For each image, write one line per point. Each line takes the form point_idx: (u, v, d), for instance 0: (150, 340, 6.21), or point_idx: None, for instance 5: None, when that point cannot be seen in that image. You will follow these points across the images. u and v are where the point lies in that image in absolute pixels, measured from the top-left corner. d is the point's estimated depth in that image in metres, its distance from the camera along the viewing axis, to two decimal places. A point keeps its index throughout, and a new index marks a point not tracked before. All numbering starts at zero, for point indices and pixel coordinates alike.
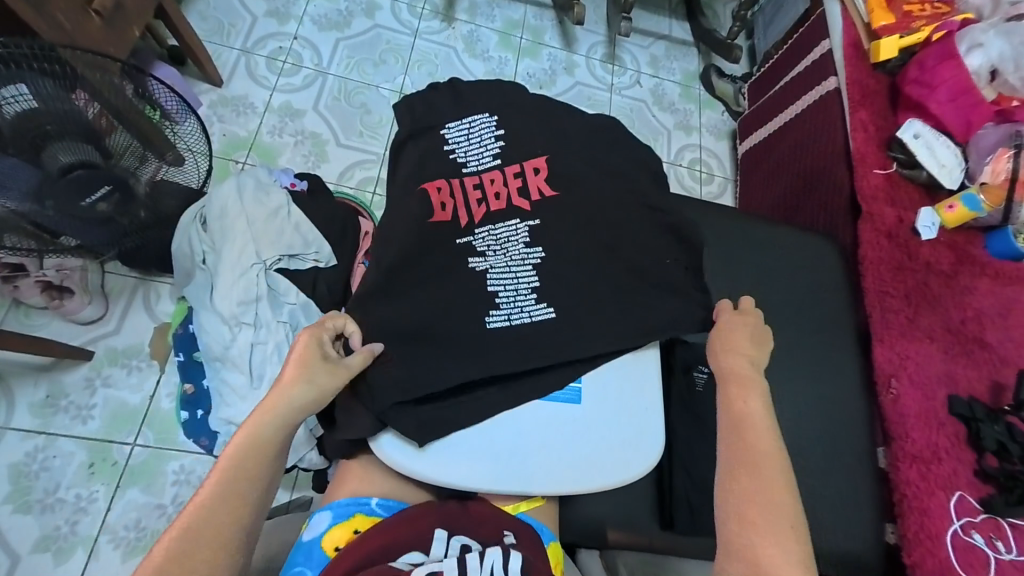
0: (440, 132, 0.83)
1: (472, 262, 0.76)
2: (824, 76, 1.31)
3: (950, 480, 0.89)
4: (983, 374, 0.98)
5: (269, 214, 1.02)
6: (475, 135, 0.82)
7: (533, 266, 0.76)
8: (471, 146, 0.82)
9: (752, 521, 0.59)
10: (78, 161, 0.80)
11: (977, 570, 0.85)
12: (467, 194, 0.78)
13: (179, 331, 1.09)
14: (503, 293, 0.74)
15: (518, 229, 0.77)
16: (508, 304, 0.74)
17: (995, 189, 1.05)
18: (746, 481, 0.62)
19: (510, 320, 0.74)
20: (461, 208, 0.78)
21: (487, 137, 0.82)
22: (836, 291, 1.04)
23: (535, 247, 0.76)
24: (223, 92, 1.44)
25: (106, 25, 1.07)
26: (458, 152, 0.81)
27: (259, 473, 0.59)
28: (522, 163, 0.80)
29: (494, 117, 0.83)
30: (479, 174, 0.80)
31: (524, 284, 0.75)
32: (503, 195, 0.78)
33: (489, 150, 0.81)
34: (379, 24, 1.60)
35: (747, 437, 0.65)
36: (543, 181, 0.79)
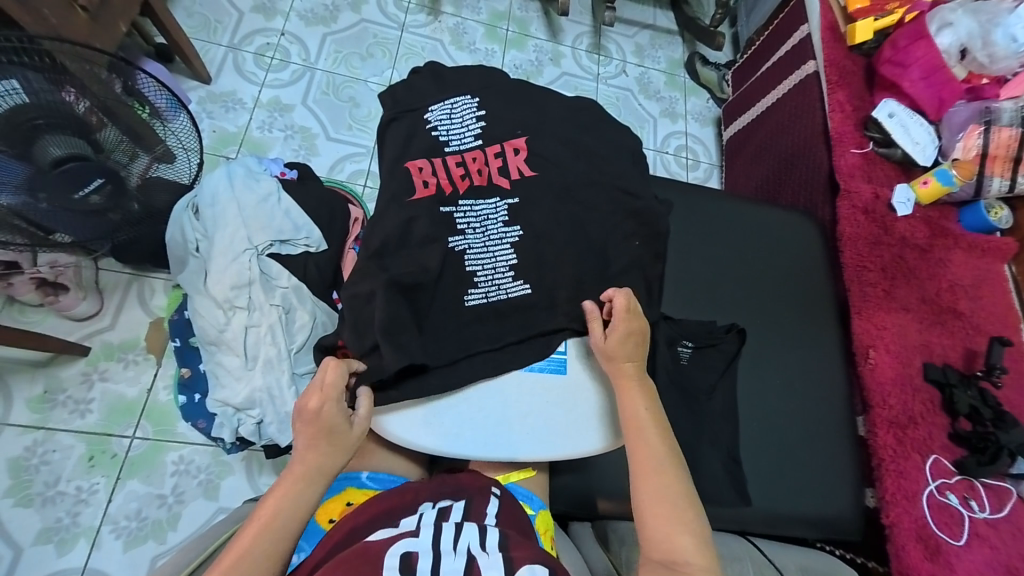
0: (423, 115, 0.85)
1: (451, 242, 0.78)
2: (804, 59, 1.33)
3: (925, 444, 0.93)
4: (956, 342, 1.02)
5: (259, 201, 1.03)
6: (458, 116, 0.84)
7: (511, 244, 0.78)
8: (454, 125, 0.83)
9: (663, 509, 0.64)
10: (69, 154, 0.82)
11: (952, 528, 0.88)
12: (451, 171, 0.80)
13: (173, 318, 1.10)
14: (481, 272, 0.77)
15: (497, 207, 0.79)
16: (486, 282, 0.77)
17: (967, 164, 1.08)
18: (648, 468, 0.66)
19: (488, 297, 0.76)
20: (445, 182, 0.80)
21: (469, 118, 0.84)
22: (815, 266, 1.08)
23: (513, 226, 0.79)
24: (211, 89, 1.45)
25: (93, 20, 1.09)
26: (440, 130, 0.83)
27: (302, 513, 0.62)
28: (503, 143, 0.82)
29: (475, 99, 0.85)
30: (461, 153, 0.82)
31: (501, 262, 0.77)
32: (485, 172, 0.81)
33: (471, 130, 0.83)
34: (366, 19, 1.61)
35: (646, 455, 0.67)
36: (522, 161, 0.82)
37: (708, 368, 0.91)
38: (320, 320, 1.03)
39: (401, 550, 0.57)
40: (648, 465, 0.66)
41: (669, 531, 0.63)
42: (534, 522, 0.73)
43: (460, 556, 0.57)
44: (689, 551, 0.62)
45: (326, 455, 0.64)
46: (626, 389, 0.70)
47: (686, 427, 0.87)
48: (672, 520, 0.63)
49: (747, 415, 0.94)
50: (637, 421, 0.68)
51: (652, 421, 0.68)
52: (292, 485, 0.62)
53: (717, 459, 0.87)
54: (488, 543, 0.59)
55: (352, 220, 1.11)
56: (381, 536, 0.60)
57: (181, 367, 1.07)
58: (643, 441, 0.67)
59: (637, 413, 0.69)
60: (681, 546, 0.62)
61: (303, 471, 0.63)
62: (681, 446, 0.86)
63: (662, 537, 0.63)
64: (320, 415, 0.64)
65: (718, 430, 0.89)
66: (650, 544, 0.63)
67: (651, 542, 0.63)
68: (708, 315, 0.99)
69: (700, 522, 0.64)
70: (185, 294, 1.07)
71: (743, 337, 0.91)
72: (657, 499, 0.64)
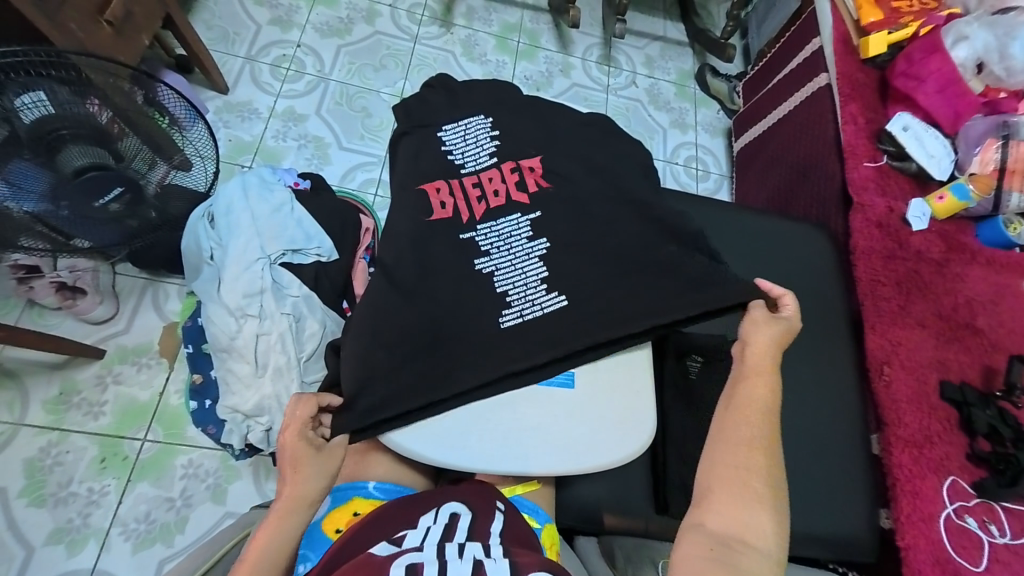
0: (439, 135, 0.87)
1: (480, 264, 0.79)
2: (814, 72, 1.33)
3: (942, 464, 0.91)
4: (974, 359, 1.00)
5: (273, 210, 1.05)
6: (472, 137, 0.86)
7: (540, 258, 0.79)
8: (469, 147, 0.86)
9: (742, 483, 0.62)
10: (91, 164, 0.85)
11: (971, 552, 0.86)
12: (467, 192, 0.83)
13: (186, 324, 1.10)
14: (513, 292, 0.78)
15: (519, 224, 0.81)
16: (519, 301, 0.77)
17: (984, 179, 1.07)
18: (741, 437, 0.65)
19: (523, 316, 0.77)
20: (462, 205, 0.82)
21: (483, 138, 0.86)
22: (827, 280, 1.06)
23: (538, 240, 0.80)
24: (228, 98, 1.49)
25: (117, 34, 1.13)
26: (456, 154, 0.86)
27: (287, 544, 0.62)
28: (518, 161, 0.84)
29: (488, 118, 0.87)
30: (477, 173, 0.84)
31: (533, 276, 0.78)
32: (501, 191, 0.82)
33: (486, 150, 0.86)
34: (379, 31, 1.64)
35: (748, 427, 0.66)
36: (540, 176, 0.83)
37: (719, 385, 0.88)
38: (330, 328, 1.04)
39: (405, 563, 0.56)
40: (741, 435, 0.66)
41: (745, 504, 0.61)
42: (540, 536, 0.72)
43: (466, 560, 0.57)
44: (757, 533, 0.60)
45: (305, 482, 0.65)
46: (753, 372, 0.70)
47: (694, 442, 0.85)
48: (744, 497, 0.61)
49: None
50: (755, 393, 0.69)
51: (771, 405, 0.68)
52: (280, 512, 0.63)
53: None
54: (493, 552, 0.60)
55: (364, 230, 1.13)
56: (383, 552, 0.59)
57: (194, 373, 1.08)
58: (750, 415, 0.67)
59: (756, 391, 0.69)
60: (751, 521, 0.60)
61: (284, 502, 0.64)
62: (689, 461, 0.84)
63: (723, 508, 0.61)
64: (288, 450, 0.66)
65: None
66: (708, 510, 0.61)
67: (713, 510, 0.61)
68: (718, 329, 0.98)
69: (780, 510, 0.61)
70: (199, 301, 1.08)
71: None
72: (737, 478, 0.62)
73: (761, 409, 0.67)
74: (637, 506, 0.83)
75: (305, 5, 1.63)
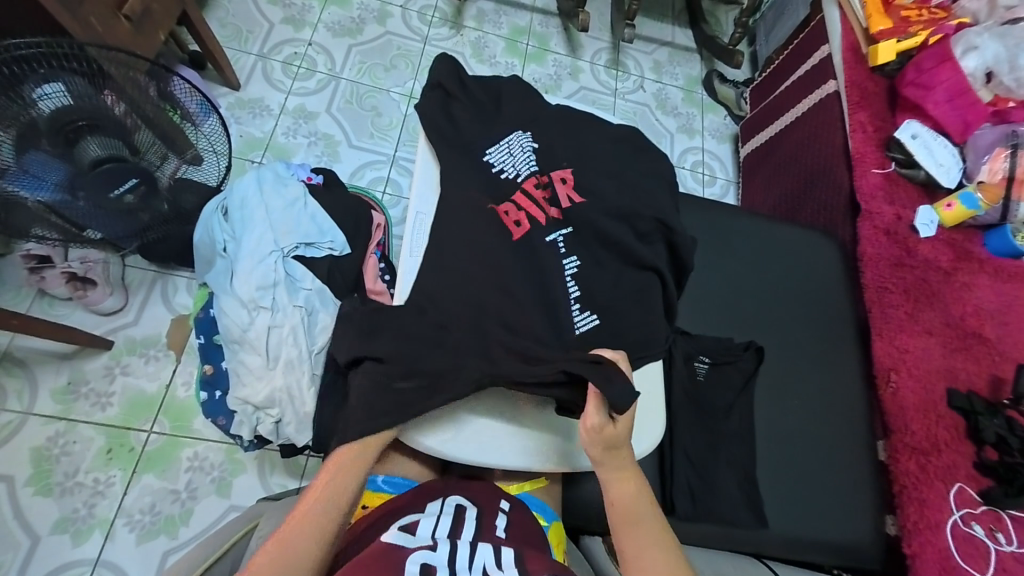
0: (481, 157, 0.81)
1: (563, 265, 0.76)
2: (824, 79, 1.34)
3: (949, 472, 0.90)
4: (982, 368, 1.00)
5: (286, 205, 1.06)
6: (516, 150, 0.82)
7: (572, 275, 0.76)
8: (514, 162, 0.81)
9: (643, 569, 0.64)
10: (108, 155, 0.87)
11: (977, 561, 0.85)
12: (533, 198, 0.78)
13: (201, 314, 1.10)
14: (565, 306, 0.74)
15: (553, 240, 0.77)
16: (565, 317, 0.74)
17: (993, 187, 1.08)
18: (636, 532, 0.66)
19: (579, 327, 0.74)
20: (535, 212, 0.78)
21: (525, 152, 0.81)
22: (835, 286, 1.07)
23: (571, 257, 0.77)
24: (240, 95, 1.50)
25: (135, 28, 1.14)
26: (506, 170, 0.80)
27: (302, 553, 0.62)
28: (549, 174, 0.80)
29: (527, 133, 0.83)
30: (526, 185, 0.79)
31: (567, 296, 0.75)
32: (540, 207, 0.78)
33: (528, 163, 0.80)
34: (390, 32, 1.66)
35: (638, 525, 0.66)
36: (573, 188, 0.79)
37: (725, 386, 0.89)
38: None
39: (418, 559, 0.57)
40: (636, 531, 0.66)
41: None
42: (548, 534, 0.73)
43: (475, 569, 0.57)
44: None
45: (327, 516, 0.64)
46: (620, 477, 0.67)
47: (701, 444, 0.85)
48: None
49: (765, 434, 0.92)
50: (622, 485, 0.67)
51: (638, 496, 0.67)
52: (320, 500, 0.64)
53: (734, 478, 0.85)
54: (504, 560, 0.59)
55: (375, 226, 1.14)
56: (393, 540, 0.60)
57: (206, 364, 1.08)
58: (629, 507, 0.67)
59: (623, 487, 0.68)
60: None
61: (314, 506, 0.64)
62: (697, 463, 0.84)
63: None
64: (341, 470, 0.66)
65: (734, 449, 0.87)
66: None
67: None
68: (723, 332, 0.98)
69: None
70: (211, 293, 1.07)
71: (761, 355, 0.91)
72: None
73: (645, 501, 0.68)
74: None
75: (318, 5, 1.65)
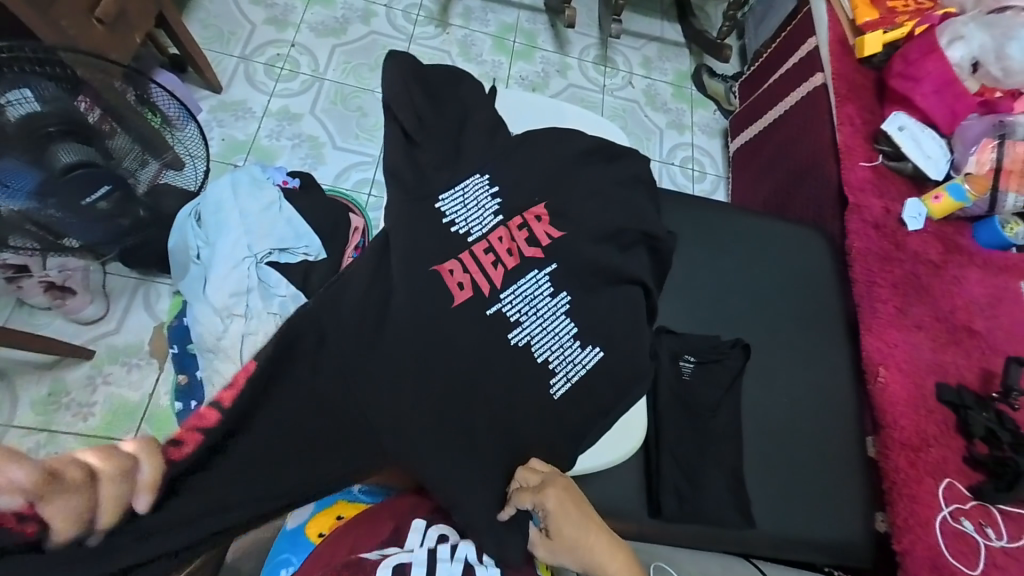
0: (434, 205, 0.71)
1: (512, 337, 0.70)
2: (811, 72, 1.33)
3: (939, 467, 0.90)
4: (973, 362, 0.99)
5: (262, 209, 1.04)
6: (471, 200, 0.74)
7: (565, 314, 0.74)
8: (472, 213, 0.73)
9: None
10: (79, 161, 0.84)
11: (968, 558, 0.84)
12: (481, 261, 0.71)
13: (173, 322, 1.07)
14: (553, 358, 0.71)
15: (539, 281, 0.73)
16: (562, 363, 0.71)
17: (980, 179, 1.06)
18: None
19: (568, 379, 0.71)
20: (480, 278, 0.70)
21: (485, 201, 0.74)
22: (824, 281, 1.05)
23: (560, 293, 0.74)
24: (222, 97, 1.48)
25: (109, 31, 1.12)
26: (459, 223, 0.72)
27: None
28: (522, 214, 0.75)
29: (486, 176, 0.75)
30: (486, 237, 0.73)
31: (563, 334, 0.73)
32: (514, 251, 0.73)
33: (489, 210, 0.74)
34: (375, 31, 1.63)
35: None
36: (549, 224, 0.76)
37: (712, 385, 0.88)
38: None
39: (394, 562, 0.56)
40: None
41: None
42: None
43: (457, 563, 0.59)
44: None
45: None
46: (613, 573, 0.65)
47: (688, 445, 0.84)
48: None
49: (753, 433, 0.91)
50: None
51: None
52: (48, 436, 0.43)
53: (721, 479, 0.84)
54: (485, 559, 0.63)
55: (354, 229, 1.11)
56: (375, 551, 0.58)
57: (180, 373, 1.06)
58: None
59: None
60: None
61: None
62: (683, 463, 0.83)
63: None
64: None
65: (721, 449, 0.85)
66: None
67: None
68: (711, 331, 0.97)
69: None
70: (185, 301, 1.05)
71: (747, 352, 0.90)
72: None
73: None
74: (632, 508, 0.82)
75: (302, 5, 1.63)
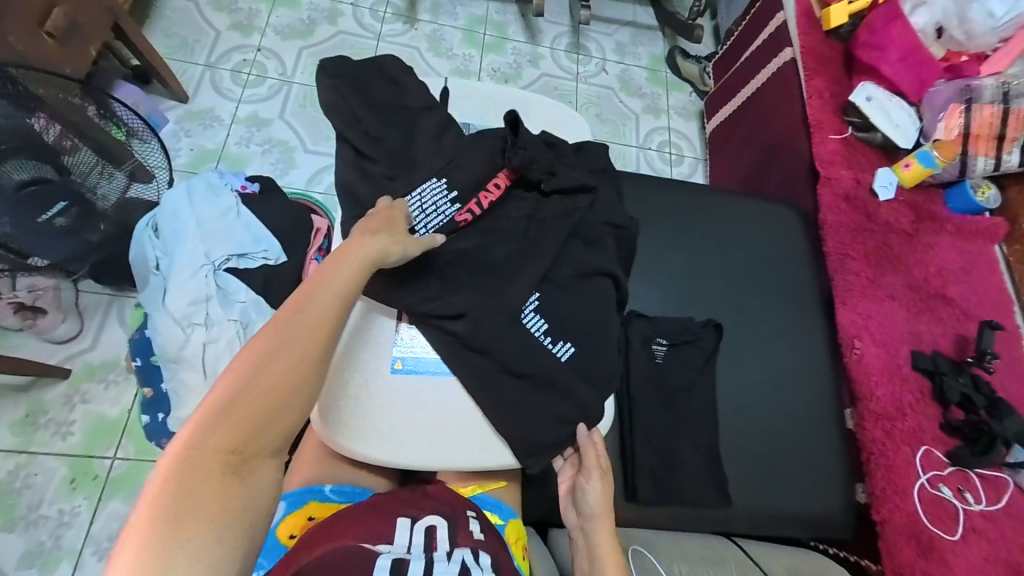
0: None
1: (479, 342, 0.70)
2: (780, 47, 1.31)
3: (915, 435, 0.90)
4: (947, 329, 0.99)
5: (218, 215, 1.02)
6: (429, 205, 0.73)
7: (533, 309, 0.74)
8: (429, 220, 0.73)
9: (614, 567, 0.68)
10: (32, 178, 0.84)
11: (947, 523, 0.85)
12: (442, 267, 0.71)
13: (134, 336, 1.06)
14: (521, 357, 0.71)
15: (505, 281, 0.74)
16: (531, 363, 0.71)
17: (949, 145, 1.06)
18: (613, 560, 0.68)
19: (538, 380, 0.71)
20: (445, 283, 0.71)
21: (443, 205, 0.73)
22: (798, 257, 1.05)
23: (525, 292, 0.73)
24: (190, 107, 1.46)
25: (62, 45, 1.11)
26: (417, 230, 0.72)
27: None
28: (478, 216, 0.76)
29: (443, 181, 0.74)
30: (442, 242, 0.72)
31: (534, 331, 0.73)
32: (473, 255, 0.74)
33: (447, 216, 0.73)
34: (342, 31, 1.61)
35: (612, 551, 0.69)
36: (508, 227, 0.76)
37: (686, 367, 0.88)
38: None
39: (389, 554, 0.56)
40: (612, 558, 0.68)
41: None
42: (504, 533, 0.72)
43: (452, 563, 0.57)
44: None
45: None
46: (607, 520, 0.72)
47: (663, 428, 0.84)
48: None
49: (731, 412, 0.91)
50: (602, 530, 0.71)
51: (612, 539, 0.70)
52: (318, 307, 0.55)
53: (698, 460, 0.84)
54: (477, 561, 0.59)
55: (316, 231, 1.11)
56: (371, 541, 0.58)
57: (145, 387, 1.06)
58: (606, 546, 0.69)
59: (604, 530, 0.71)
60: None
61: None
62: (658, 446, 0.83)
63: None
64: None
65: (697, 430, 0.85)
66: None
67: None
68: (686, 313, 0.97)
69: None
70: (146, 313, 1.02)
71: (720, 332, 0.90)
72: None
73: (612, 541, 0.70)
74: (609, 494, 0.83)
75: (266, 8, 1.61)
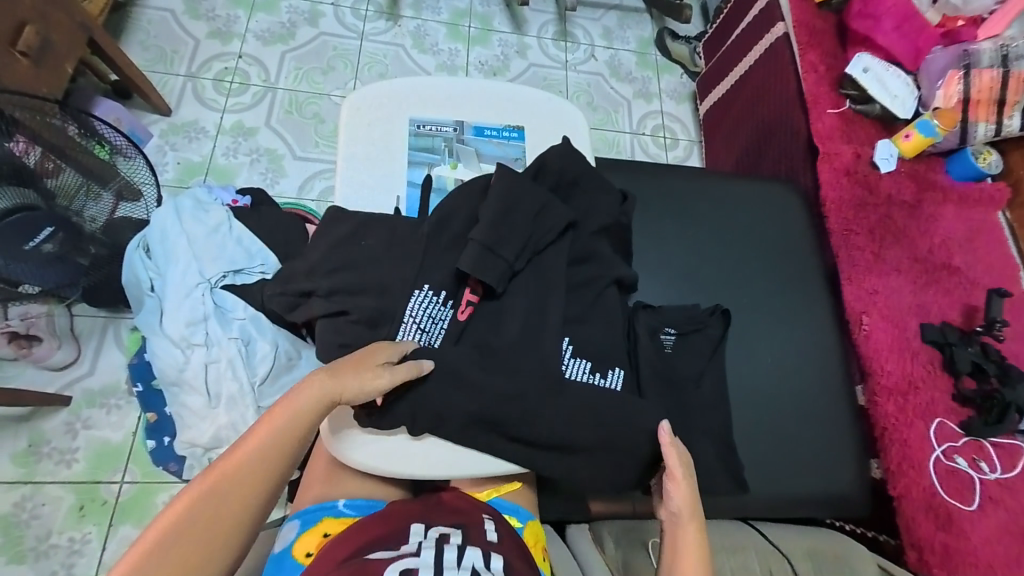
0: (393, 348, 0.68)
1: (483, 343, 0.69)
2: (772, 22, 1.28)
3: (929, 408, 0.89)
4: (954, 300, 0.98)
5: (209, 232, 1.00)
6: (425, 321, 0.70)
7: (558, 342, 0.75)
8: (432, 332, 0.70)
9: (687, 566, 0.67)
10: (17, 206, 0.82)
11: (963, 494, 0.85)
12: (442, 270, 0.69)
13: (134, 360, 1.11)
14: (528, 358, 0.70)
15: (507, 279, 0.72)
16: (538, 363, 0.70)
17: (949, 113, 1.05)
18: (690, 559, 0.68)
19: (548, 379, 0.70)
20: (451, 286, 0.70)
21: (436, 313, 0.70)
22: (802, 236, 1.04)
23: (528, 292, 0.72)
24: (173, 120, 1.42)
25: (35, 65, 1.08)
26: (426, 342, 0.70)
27: None
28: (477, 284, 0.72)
29: (426, 290, 0.70)
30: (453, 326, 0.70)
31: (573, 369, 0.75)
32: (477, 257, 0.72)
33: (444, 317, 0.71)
34: (324, 32, 1.58)
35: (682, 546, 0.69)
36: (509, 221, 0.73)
37: (694, 355, 0.86)
38: (283, 348, 0.98)
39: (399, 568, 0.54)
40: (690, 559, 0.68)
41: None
42: (524, 535, 0.72)
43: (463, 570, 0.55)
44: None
45: None
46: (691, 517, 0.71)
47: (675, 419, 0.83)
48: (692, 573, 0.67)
49: (741, 398, 0.90)
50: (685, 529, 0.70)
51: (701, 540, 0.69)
52: (268, 446, 0.60)
53: (712, 449, 0.82)
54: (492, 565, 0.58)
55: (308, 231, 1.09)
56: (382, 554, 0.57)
57: (148, 412, 1.08)
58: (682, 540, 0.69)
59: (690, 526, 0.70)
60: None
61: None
62: None
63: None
64: None
65: (709, 419, 0.84)
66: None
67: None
68: (691, 300, 0.96)
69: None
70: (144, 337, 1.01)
71: (727, 317, 0.88)
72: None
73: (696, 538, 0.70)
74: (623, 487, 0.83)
75: (245, 13, 1.57)
